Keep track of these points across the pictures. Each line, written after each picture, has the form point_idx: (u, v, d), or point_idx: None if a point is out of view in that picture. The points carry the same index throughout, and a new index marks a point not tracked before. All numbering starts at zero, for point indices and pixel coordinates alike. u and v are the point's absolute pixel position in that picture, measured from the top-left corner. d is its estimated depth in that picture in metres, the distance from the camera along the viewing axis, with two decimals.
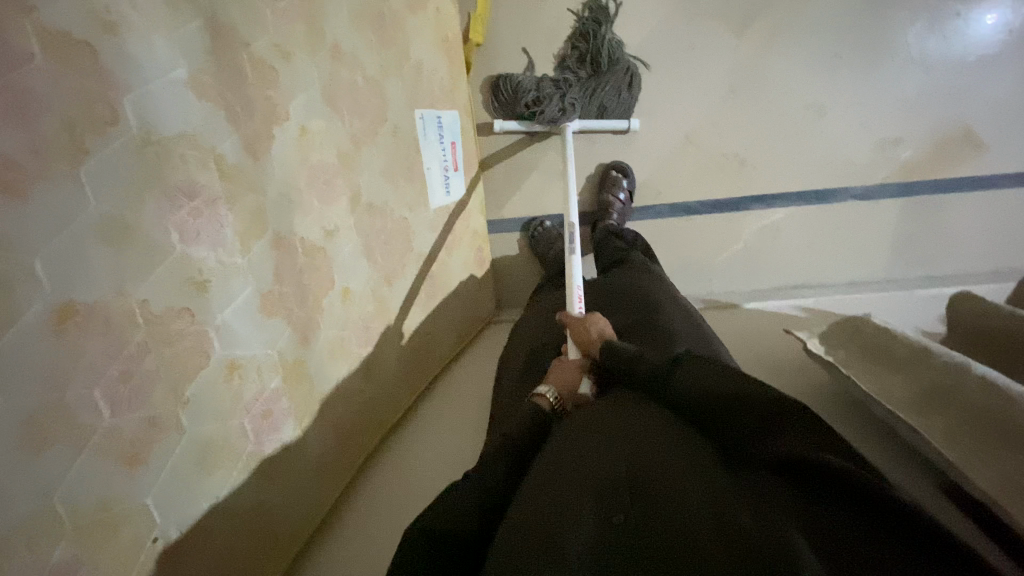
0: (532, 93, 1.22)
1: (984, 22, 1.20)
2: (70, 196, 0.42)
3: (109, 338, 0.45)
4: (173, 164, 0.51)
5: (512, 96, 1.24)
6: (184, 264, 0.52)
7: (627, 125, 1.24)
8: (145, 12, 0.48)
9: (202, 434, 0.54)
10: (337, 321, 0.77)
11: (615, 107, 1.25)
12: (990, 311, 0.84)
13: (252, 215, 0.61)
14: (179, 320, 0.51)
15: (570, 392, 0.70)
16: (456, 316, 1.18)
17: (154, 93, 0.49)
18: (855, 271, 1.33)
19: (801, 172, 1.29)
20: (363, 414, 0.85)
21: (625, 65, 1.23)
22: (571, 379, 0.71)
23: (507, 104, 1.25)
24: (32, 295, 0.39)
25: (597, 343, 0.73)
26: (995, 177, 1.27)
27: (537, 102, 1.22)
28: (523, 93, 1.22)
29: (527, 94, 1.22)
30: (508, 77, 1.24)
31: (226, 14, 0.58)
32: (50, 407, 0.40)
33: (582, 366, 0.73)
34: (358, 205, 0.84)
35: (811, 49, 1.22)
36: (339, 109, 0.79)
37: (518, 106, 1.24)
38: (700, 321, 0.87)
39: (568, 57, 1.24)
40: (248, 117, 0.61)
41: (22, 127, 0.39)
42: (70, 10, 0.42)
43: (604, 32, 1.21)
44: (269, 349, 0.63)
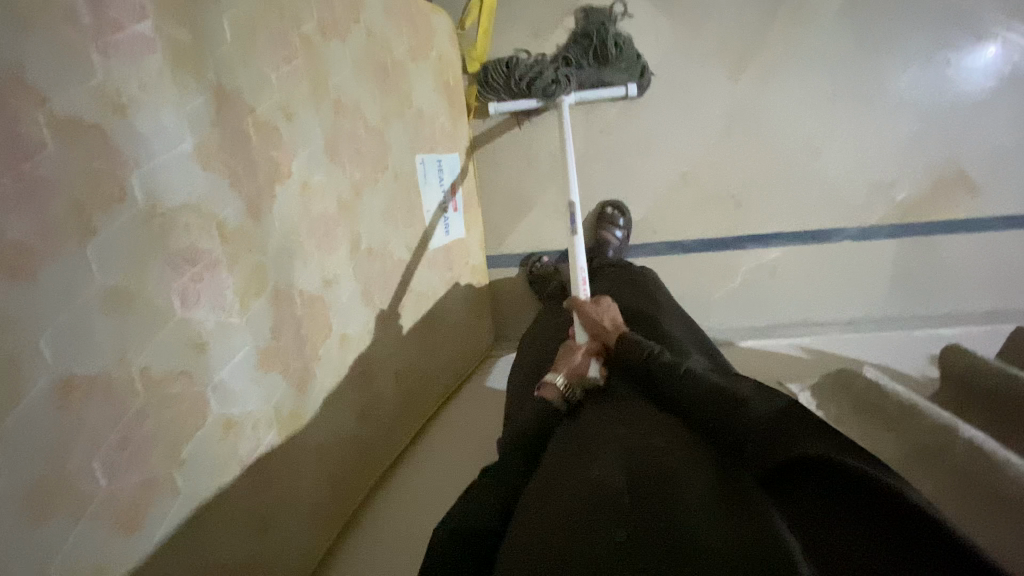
0: (527, 71, 1.20)
1: (974, 69, 1.21)
2: (76, 273, 0.44)
3: (110, 406, 0.46)
4: (177, 232, 0.53)
5: (507, 76, 1.22)
6: (184, 327, 0.54)
7: (624, 91, 1.21)
8: (153, 91, 0.51)
9: (196, 492, 0.55)
10: (333, 368, 0.78)
11: (614, 87, 1.22)
12: (984, 368, 0.85)
13: (252, 274, 0.62)
14: (177, 382, 0.53)
15: (579, 377, 0.73)
16: (453, 353, 1.19)
17: (160, 166, 0.51)
18: (852, 308, 1.33)
19: (797, 212, 1.30)
20: (359, 457, 0.86)
21: (631, 57, 1.22)
22: (580, 366, 0.74)
23: (502, 84, 1.23)
24: (37, 372, 0.41)
25: (609, 335, 0.76)
26: (990, 220, 1.28)
27: (531, 79, 1.20)
28: (518, 71, 1.20)
29: (523, 70, 1.20)
30: (510, 62, 1.22)
31: (231, 82, 0.60)
32: (50, 478, 0.42)
33: (591, 352, 0.76)
34: (358, 251, 0.86)
35: (805, 93, 1.24)
36: (340, 160, 0.82)
37: (512, 84, 1.22)
38: (704, 337, 0.88)
39: (574, 49, 1.23)
40: (250, 178, 0.63)
41: (34, 212, 0.41)
42: (82, 97, 0.45)
43: (608, 28, 1.21)
44: (265, 403, 0.64)
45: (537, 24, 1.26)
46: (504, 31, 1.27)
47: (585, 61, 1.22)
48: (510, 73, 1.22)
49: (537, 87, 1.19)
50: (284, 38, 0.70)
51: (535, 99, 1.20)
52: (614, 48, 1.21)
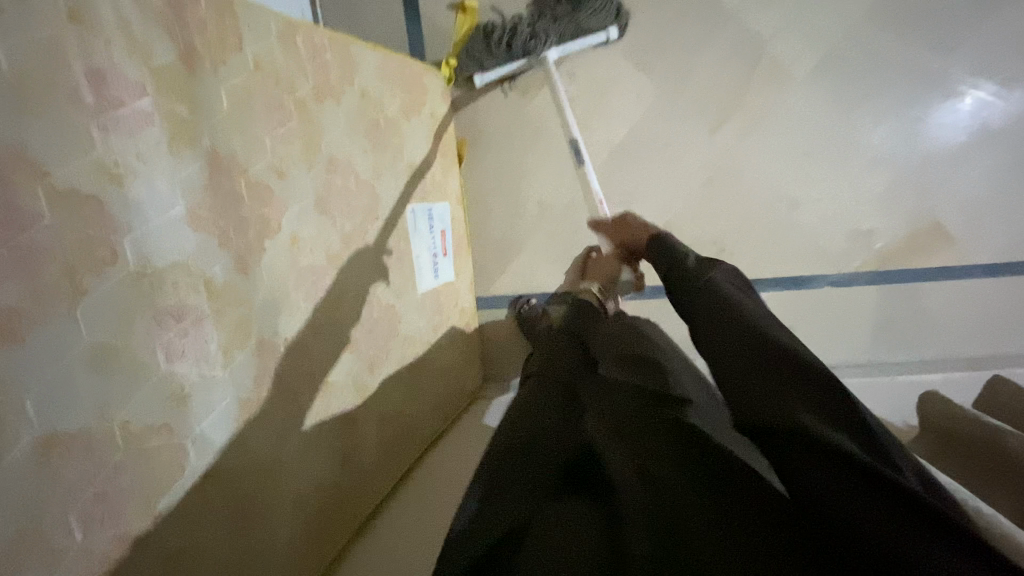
0: (504, 31, 1.20)
1: (944, 126, 1.24)
2: (64, 334, 0.46)
3: (88, 460, 0.48)
4: (165, 290, 0.56)
5: (485, 41, 1.22)
6: (167, 381, 0.56)
7: (606, 38, 1.23)
8: (149, 160, 0.54)
9: (170, 544, 0.56)
10: (316, 414, 0.80)
11: (593, 31, 1.22)
12: (957, 415, 0.87)
13: (237, 327, 0.65)
14: (157, 434, 0.55)
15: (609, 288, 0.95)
16: (440, 395, 1.20)
17: (151, 229, 0.54)
18: (835, 353, 1.37)
19: (779, 258, 1.34)
20: (341, 503, 0.87)
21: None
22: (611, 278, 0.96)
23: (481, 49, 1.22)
24: (21, 431, 0.43)
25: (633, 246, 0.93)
26: (968, 267, 1.31)
27: (509, 38, 1.20)
28: (495, 34, 1.20)
29: (499, 30, 1.20)
30: (484, 25, 1.21)
31: (226, 148, 0.65)
32: (26, 532, 0.43)
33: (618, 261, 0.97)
34: (345, 299, 0.89)
35: (783, 148, 1.28)
36: (330, 212, 0.85)
37: (491, 50, 1.22)
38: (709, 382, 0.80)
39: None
40: (240, 236, 0.66)
41: (27, 280, 0.44)
42: (80, 170, 0.48)
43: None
44: (243, 452, 0.65)
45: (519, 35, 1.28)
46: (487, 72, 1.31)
47: (559, 7, 1.19)
48: (487, 34, 1.21)
49: (517, 47, 1.20)
50: (278, 102, 0.75)
51: (519, 61, 1.22)
52: None
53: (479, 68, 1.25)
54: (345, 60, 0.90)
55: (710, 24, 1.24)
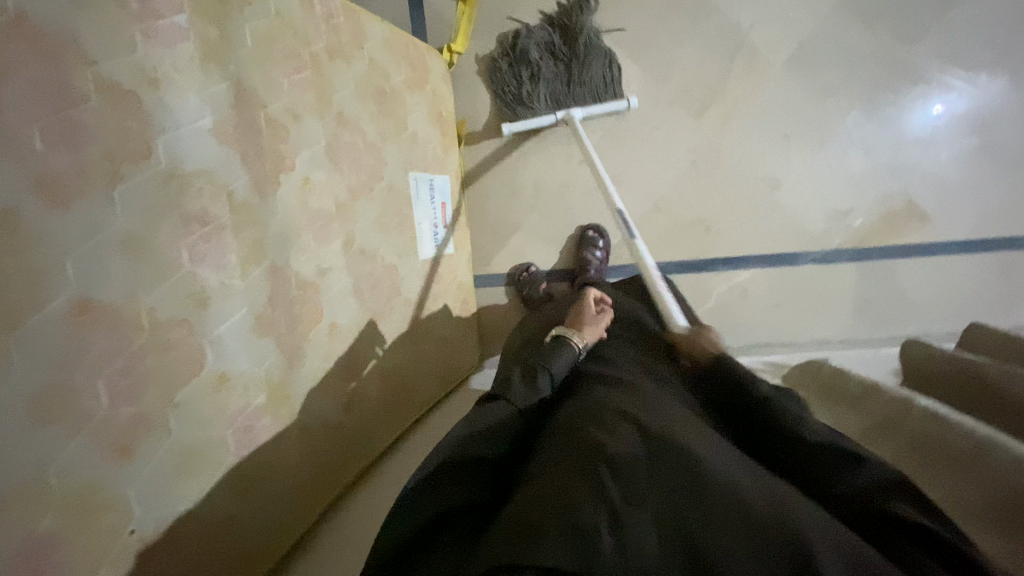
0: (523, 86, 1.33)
1: (914, 111, 1.33)
2: (102, 210, 0.49)
3: (116, 334, 0.50)
4: (190, 195, 0.59)
5: (510, 95, 1.34)
6: (189, 281, 0.58)
7: (625, 103, 1.33)
8: (182, 72, 0.59)
9: (186, 438, 0.57)
10: (322, 351, 0.82)
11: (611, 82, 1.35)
12: (937, 358, 0.92)
13: (253, 246, 0.68)
14: (178, 329, 0.57)
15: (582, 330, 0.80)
16: (438, 363, 1.22)
17: (181, 135, 0.58)
18: (821, 330, 1.42)
19: (764, 237, 1.40)
20: (345, 445, 0.88)
21: (603, 52, 1.33)
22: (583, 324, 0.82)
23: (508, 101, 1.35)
24: (58, 288, 0.45)
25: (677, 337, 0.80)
26: (943, 245, 1.37)
27: (529, 93, 1.33)
28: (517, 90, 1.33)
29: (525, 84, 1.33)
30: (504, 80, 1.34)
31: (249, 81, 0.69)
32: (58, 386, 0.45)
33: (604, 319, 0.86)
34: (350, 249, 0.92)
35: (764, 132, 1.36)
36: (339, 163, 0.90)
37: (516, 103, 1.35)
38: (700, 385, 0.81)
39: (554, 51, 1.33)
40: (258, 162, 0.70)
41: (72, 151, 0.47)
42: (123, 67, 0.52)
43: (584, 17, 1.30)
44: (256, 367, 0.67)
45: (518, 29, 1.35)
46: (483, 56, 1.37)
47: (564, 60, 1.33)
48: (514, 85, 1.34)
49: (538, 100, 1.33)
50: (295, 52, 0.80)
51: (552, 118, 1.32)
52: (586, 43, 1.32)
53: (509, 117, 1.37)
54: (355, 28, 0.96)
55: (693, 17, 1.34)
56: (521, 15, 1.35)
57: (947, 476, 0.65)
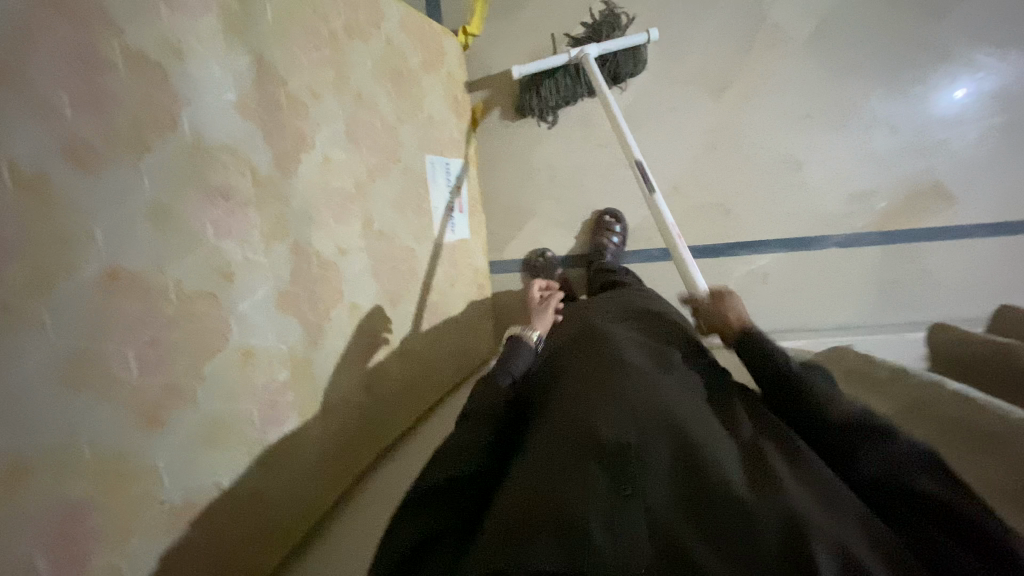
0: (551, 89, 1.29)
1: (942, 89, 1.29)
2: (129, 180, 0.49)
3: (145, 305, 0.50)
4: (215, 168, 0.59)
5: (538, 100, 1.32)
6: (214, 255, 0.58)
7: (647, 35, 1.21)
8: (206, 44, 0.58)
9: (213, 410, 0.57)
10: (344, 330, 0.82)
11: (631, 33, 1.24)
12: (963, 338, 0.90)
13: (276, 222, 0.68)
14: (205, 302, 0.57)
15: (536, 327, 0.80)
16: (454, 347, 1.22)
17: (205, 108, 0.58)
18: (841, 315, 1.39)
19: (784, 220, 1.38)
20: (365, 425, 0.88)
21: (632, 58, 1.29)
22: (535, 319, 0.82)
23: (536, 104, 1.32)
24: (89, 255, 0.45)
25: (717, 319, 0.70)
26: (969, 228, 1.34)
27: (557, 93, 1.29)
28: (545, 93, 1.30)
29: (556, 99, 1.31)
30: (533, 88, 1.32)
31: (269, 56, 0.69)
32: (90, 354, 0.45)
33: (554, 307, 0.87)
34: (369, 229, 0.92)
35: (784, 112, 1.34)
36: (357, 143, 0.89)
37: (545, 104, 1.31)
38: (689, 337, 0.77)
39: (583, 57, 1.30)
40: (279, 138, 0.70)
41: (101, 120, 0.47)
42: (148, 37, 0.52)
43: (616, 32, 1.28)
44: (280, 343, 0.67)
45: (534, 10, 1.33)
46: (498, 38, 1.36)
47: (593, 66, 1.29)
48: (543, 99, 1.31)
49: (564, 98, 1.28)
50: (314, 29, 0.79)
51: (564, 54, 1.21)
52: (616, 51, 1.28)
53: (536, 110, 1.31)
54: (372, 7, 0.95)
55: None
56: None
57: (972, 457, 0.63)
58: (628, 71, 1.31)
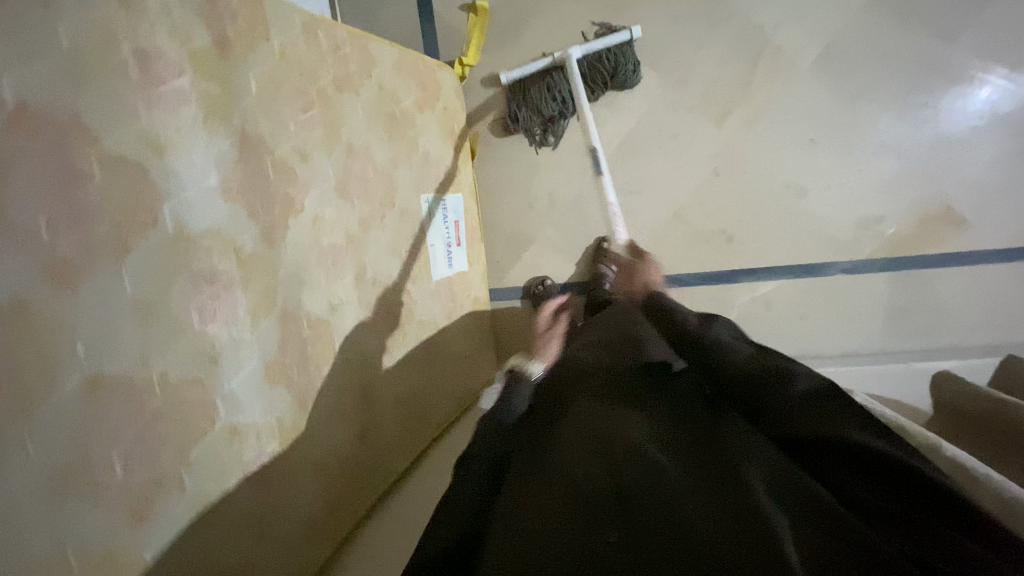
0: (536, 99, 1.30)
1: (954, 109, 1.24)
2: (110, 284, 0.51)
3: (130, 404, 0.52)
4: (199, 254, 0.60)
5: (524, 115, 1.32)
6: (200, 340, 0.60)
7: (628, 33, 1.22)
8: (187, 134, 0.59)
9: (201, 492, 0.59)
10: (336, 386, 0.84)
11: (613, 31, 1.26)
12: (969, 394, 0.88)
13: (263, 295, 0.69)
14: (192, 388, 0.59)
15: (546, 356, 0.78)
16: (452, 382, 1.24)
17: (188, 197, 0.59)
18: (849, 342, 1.37)
19: (789, 247, 1.35)
20: (360, 473, 0.90)
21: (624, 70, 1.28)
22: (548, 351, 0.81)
23: (523, 120, 1.33)
24: (71, 369, 0.47)
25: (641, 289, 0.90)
26: (982, 252, 1.30)
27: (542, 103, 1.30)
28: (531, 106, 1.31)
29: (550, 108, 1.30)
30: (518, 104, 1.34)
31: (255, 130, 0.70)
32: (75, 464, 0.47)
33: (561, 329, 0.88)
34: (363, 279, 0.93)
35: (789, 137, 1.30)
36: (349, 196, 0.90)
37: (531, 116, 1.32)
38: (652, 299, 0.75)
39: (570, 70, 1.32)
40: (266, 211, 0.71)
41: (81, 233, 0.48)
42: (127, 139, 0.53)
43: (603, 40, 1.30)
44: (268, 414, 0.69)
45: (531, 38, 1.32)
46: (495, 65, 1.34)
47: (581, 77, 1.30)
48: (527, 106, 1.32)
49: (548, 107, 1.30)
50: (302, 91, 0.80)
51: (546, 56, 1.23)
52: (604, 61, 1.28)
53: (524, 124, 1.33)
54: (363, 55, 0.96)
55: (715, 18, 1.28)
56: (535, 23, 1.31)
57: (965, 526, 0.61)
58: (622, 75, 1.28)
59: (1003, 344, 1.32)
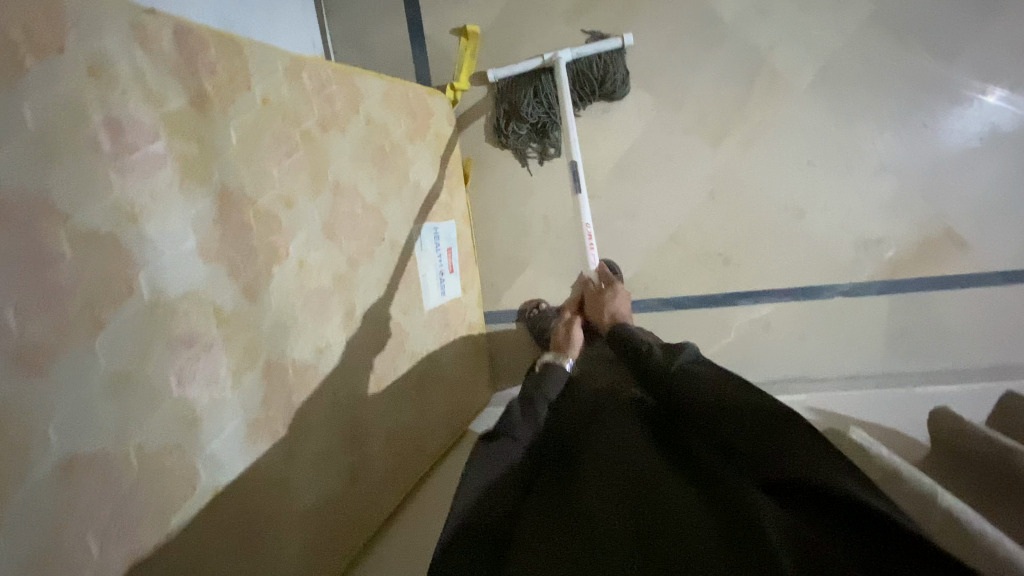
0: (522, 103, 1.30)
1: (954, 129, 1.22)
2: (84, 362, 0.50)
3: (106, 480, 0.52)
4: (177, 319, 0.60)
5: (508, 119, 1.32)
6: (180, 406, 0.59)
7: (620, 41, 1.21)
8: (164, 200, 0.59)
9: (181, 558, 0.59)
10: (325, 431, 0.83)
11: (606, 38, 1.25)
12: (965, 432, 0.86)
13: (245, 350, 0.69)
14: (171, 455, 0.58)
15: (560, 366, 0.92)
16: (446, 411, 1.23)
17: (165, 262, 0.58)
18: (850, 365, 1.34)
19: (788, 270, 1.33)
20: (351, 516, 0.90)
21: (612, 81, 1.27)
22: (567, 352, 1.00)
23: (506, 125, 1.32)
24: (42, 454, 0.47)
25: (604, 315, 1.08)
26: (984, 274, 1.27)
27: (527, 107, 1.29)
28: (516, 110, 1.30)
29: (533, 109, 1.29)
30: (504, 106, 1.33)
31: (236, 183, 0.69)
32: (47, 549, 0.47)
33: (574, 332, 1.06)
34: (352, 319, 0.92)
35: (787, 158, 1.28)
36: (336, 237, 0.89)
37: (515, 121, 1.31)
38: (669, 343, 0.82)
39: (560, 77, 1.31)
40: (248, 265, 0.70)
41: (51, 316, 0.48)
42: (100, 213, 0.52)
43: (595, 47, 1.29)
44: (251, 471, 0.69)
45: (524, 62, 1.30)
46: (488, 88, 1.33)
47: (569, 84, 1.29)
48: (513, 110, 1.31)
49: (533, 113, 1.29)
50: (286, 136, 0.79)
51: (537, 57, 1.22)
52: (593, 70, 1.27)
53: (507, 128, 1.32)
54: (351, 91, 0.95)
55: (710, 39, 1.26)
56: (528, 45, 1.30)
57: None
58: (610, 86, 1.27)
59: (1006, 367, 1.29)
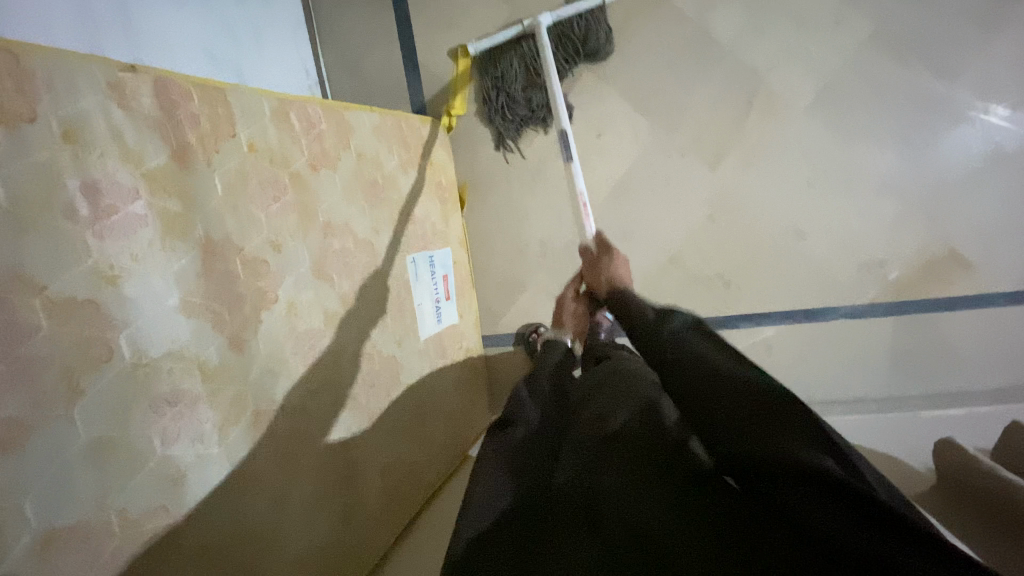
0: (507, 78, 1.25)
1: (956, 148, 1.19)
2: (62, 432, 0.50)
3: (86, 550, 0.51)
4: (160, 378, 0.59)
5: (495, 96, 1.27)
6: (163, 465, 0.59)
7: None
8: (145, 259, 0.58)
9: None
10: (317, 474, 0.83)
11: None
12: (969, 467, 0.84)
13: (231, 402, 0.68)
14: (155, 517, 0.58)
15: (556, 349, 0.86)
16: (443, 441, 1.22)
17: (146, 322, 0.58)
18: (854, 388, 1.32)
19: (789, 291, 1.31)
20: (345, 558, 0.89)
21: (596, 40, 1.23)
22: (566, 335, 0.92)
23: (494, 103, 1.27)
24: (20, 531, 0.46)
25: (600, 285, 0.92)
26: (990, 295, 1.25)
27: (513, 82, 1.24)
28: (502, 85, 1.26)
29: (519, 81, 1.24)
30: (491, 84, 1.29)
31: (222, 233, 0.68)
32: None
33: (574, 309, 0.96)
34: (344, 357, 0.91)
35: (786, 179, 1.26)
36: (328, 276, 0.88)
37: (503, 98, 1.26)
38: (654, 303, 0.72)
39: None
40: (235, 316, 0.69)
41: (28, 390, 0.47)
42: (79, 279, 0.52)
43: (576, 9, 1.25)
44: (239, 524, 0.68)
45: None
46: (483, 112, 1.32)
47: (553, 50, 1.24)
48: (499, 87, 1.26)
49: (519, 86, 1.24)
50: (273, 179, 0.78)
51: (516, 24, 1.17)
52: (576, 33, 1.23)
53: (495, 107, 1.27)
54: (340, 126, 0.94)
55: (705, 60, 1.24)
56: None
57: None
58: (595, 45, 1.23)
59: (1014, 389, 1.26)
